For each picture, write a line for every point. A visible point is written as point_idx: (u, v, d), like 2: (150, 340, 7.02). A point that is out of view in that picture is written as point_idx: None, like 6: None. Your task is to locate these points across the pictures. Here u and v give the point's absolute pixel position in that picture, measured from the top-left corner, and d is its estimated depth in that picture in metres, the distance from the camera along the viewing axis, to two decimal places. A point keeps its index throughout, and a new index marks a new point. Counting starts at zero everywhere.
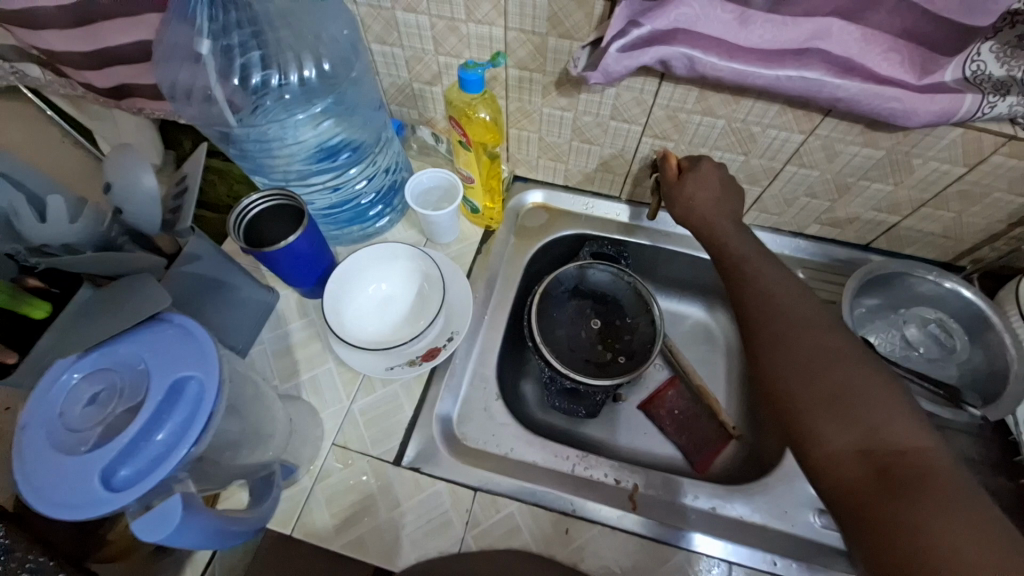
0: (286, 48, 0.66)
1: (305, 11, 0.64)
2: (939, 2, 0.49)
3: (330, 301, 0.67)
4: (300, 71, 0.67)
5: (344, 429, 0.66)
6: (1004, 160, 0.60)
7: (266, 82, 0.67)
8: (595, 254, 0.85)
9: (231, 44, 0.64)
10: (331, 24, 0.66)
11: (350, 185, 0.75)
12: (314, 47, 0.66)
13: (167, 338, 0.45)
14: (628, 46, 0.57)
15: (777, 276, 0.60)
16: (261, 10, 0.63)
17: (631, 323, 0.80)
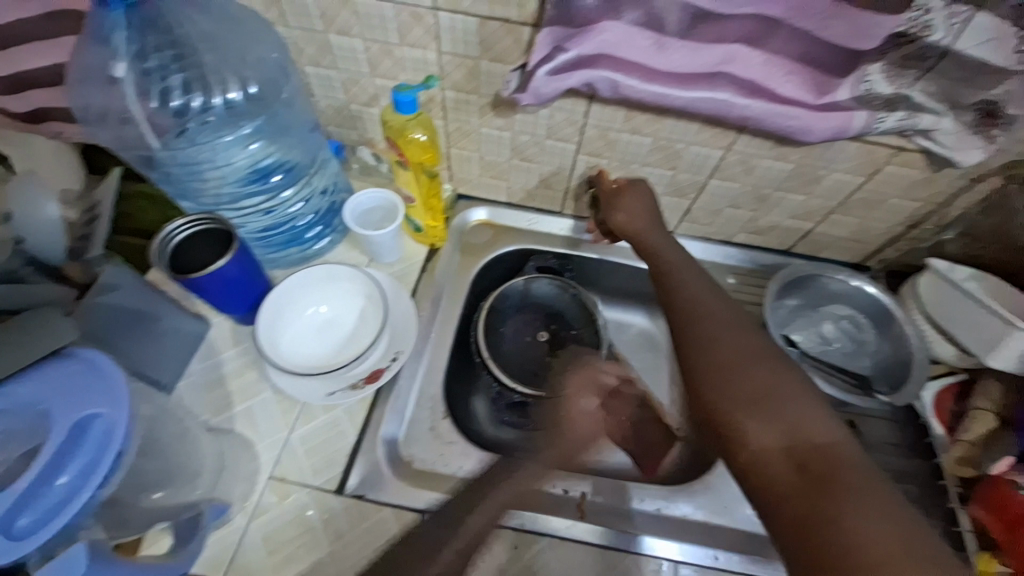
0: (209, 70, 0.64)
1: (231, 34, 0.64)
2: (827, 30, 0.55)
3: (264, 329, 0.65)
4: (225, 94, 0.66)
5: (282, 462, 0.63)
6: (892, 171, 0.68)
7: (188, 105, 0.65)
8: (540, 267, 0.89)
9: (149, 67, 0.62)
10: (258, 47, 0.65)
11: (284, 209, 0.72)
12: (239, 69, 0.65)
13: (70, 373, 0.43)
14: (556, 69, 0.60)
15: (701, 281, 0.63)
16: (181, 34, 0.61)
17: (577, 334, 0.83)
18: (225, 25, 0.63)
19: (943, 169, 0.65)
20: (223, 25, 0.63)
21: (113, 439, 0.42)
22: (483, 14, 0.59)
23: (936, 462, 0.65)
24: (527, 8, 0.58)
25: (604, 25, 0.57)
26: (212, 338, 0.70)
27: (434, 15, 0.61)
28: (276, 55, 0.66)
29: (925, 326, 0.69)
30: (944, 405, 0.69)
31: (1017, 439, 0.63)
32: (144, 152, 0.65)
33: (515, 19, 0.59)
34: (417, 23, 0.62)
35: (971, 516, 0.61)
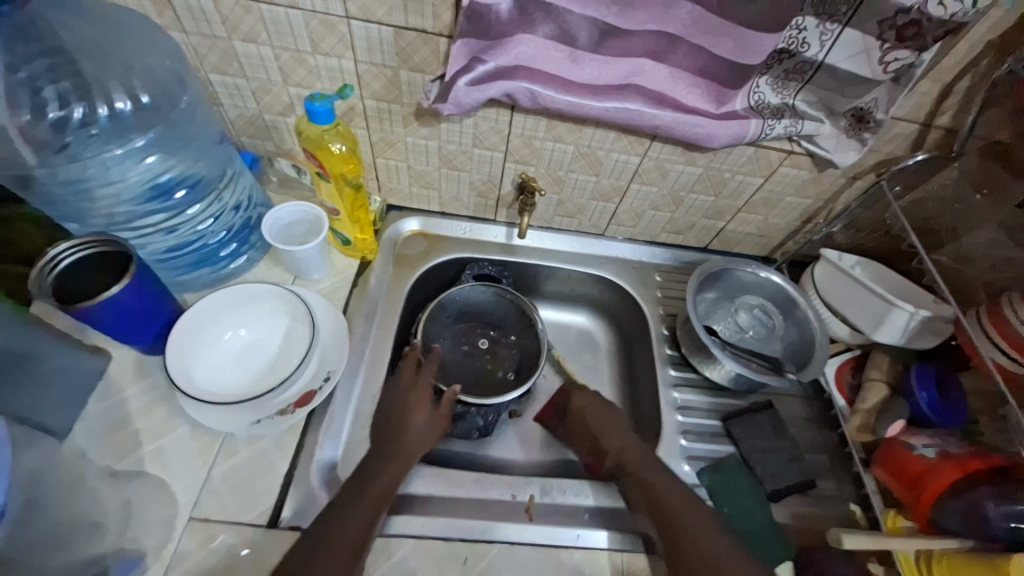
0: (92, 79, 0.59)
1: (115, 41, 0.60)
2: (718, 45, 0.60)
3: (174, 359, 0.59)
4: (110, 104, 0.60)
5: (203, 502, 0.58)
6: (785, 172, 0.75)
7: (68, 117, 0.58)
8: (477, 276, 0.87)
9: (20, 78, 0.55)
10: (148, 54, 0.61)
11: (190, 227, 0.67)
12: (127, 77, 0.60)
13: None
14: (474, 80, 0.61)
15: (659, 473, 0.65)
16: (61, 40, 0.57)
17: (513, 340, 0.84)
18: (105, 31, 0.59)
19: (827, 169, 0.73)
20: (106, 32, 0.59)
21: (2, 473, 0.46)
22: (397, 23, 0.59)
23: (841, 432, 0.74)
24: (441, 19, 0.58)
25: (521, 38, 0.59)
26: (113, 374, 0.63)
27: (346, 23, 0.59)
28: (169, 62, 0.62)
29: (824, 309, 0.77)
30: (845, 379, 0.77)
31: (906, 403, 0.69)
32: (18, 171, 0.57)
33: (431, 30, 0.60)
34: (330, 31, 0.60)
35: (875, 477, 0.68)
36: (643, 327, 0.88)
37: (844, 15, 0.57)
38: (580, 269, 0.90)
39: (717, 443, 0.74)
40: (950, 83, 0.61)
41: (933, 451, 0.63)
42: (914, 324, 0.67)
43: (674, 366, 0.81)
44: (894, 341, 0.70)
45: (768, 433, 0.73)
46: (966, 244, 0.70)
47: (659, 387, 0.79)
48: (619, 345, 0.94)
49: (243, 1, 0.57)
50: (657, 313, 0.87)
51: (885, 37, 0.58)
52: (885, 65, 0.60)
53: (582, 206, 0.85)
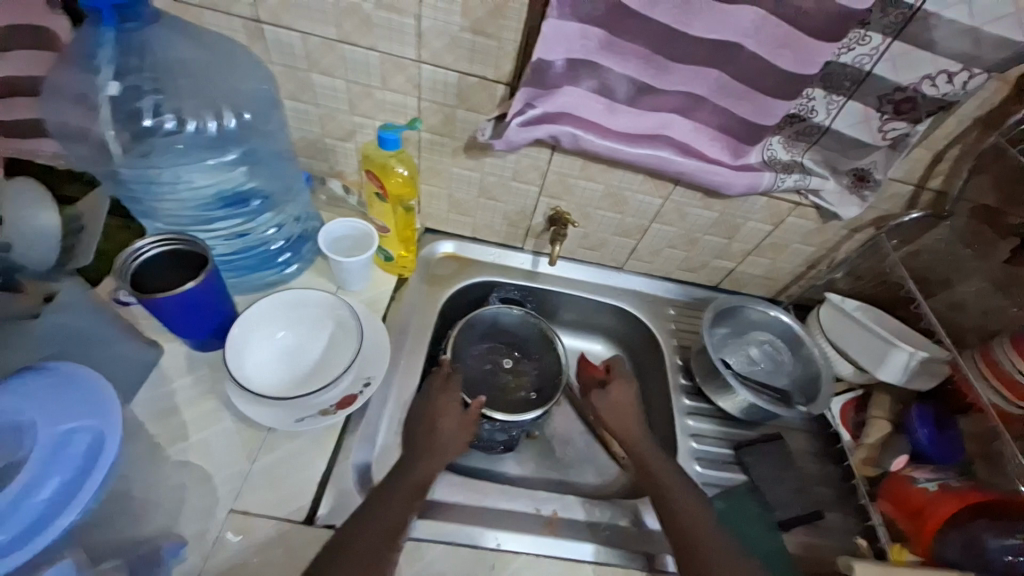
0: (204, 97, 0.66)
1: (223, 66, 0.67)
2: (739, 106, 0.68)
3: (231, 353, 0.64)
4: (217, 120, 0.67)
5: (243, 495, 0.60)
6: (793, 221, 0.83)
7: (177, 128, 0.66)
8: (504, 298, 0.94)
9: (141, 91, 0.63)
10: (250, 80, 0.68)
11: (260, 232, 0.73)
12: (232, 99, 0.68)
13: (49, 385, 0.46)
14: (525, 122, 0.69)
15: (671, 475, 0.68)
16: (176, 62, 0.64)
17: (537, 359, 0.88)
18: (214, 55, 0.66)
19: (831, 220, 0.81)
20: (216, 57, 0.66)
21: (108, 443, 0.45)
22: (462, 70, 0.67)
23: (847, 464, 0.78)
24: (501, 69, 0.67)
25: (565, 89, 0.67)
26: (164, 366, 0.67)
27: (417, 66, 0.68)
28: (265, 87, 0.69)
29: (829, 349, 0.82)
30: (848, 416, 0.81)
31: (906, 437, 0.74)
32: (120, 167, 0.64)
33: (491, 78, 0.68)
34: (400, 72, 0.69)
35: (879, 510, 0.72)
36: (657, 357, 0.93)
37: (848, 89, 0.67)
38: (598, 299, 0.96)
39: (729, 471, 0.78)
40: (941, 151, 0.70)
41: (934, 485, 0.69)
42: (912, 364, 0.73)
43: (688, 396, 0.86)
44: (894, 380, 0.75)
45: (777, 462, 0.77)
46: (958, 292, 0.77)
47: (673, 415, 0.83)
48: (632, 373, 0.98)
49: (329, 41, 0.66)
50: (671, 344, 0.92)
51: (884, 109, 0.67)
52: (884, 133, 0.69)
53: (605, 240, 0.92)
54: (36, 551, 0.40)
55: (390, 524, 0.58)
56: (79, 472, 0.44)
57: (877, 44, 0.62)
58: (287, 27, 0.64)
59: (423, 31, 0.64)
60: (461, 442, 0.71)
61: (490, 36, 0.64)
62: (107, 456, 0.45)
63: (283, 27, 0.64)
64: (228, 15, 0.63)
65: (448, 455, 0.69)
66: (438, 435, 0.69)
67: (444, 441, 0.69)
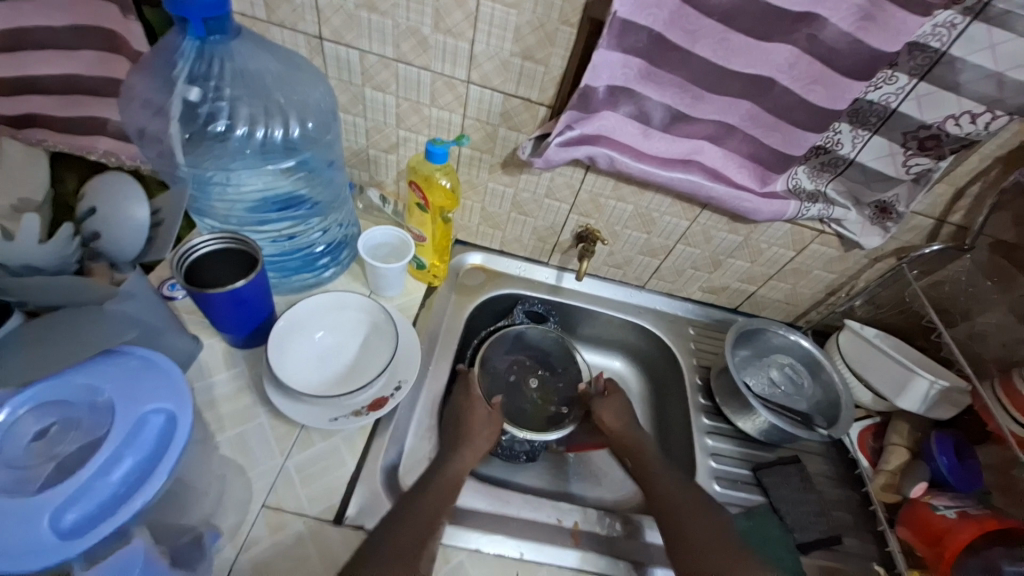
0: (273, 105, 0.70)
1: (294, 78, 0.70)
2: (769, 137, 0.71)
3: (272, 348, 0.66)
4: (283, 127, 0.71)
5: (277, 490, 0.62)
6: (815, 248, 0.86)
7: (246, 134, 0.70)
8: (528, 312, 0.95)
9: (217, 96, 0.68)
10: (316, 93, 0.71)
11: (307, 235, 0.76)
12: (300, 109, 0.71)
13: (129, 367, 0.48)
14: (563, 142, 0.72)
15: (660, 467, 0.73)
16: (251, 71, 0.67)
17: (563, 373, 0.91)
18: (287, 67, 0.69)
19: (853, 249, 0.84)
20: (289, 69, 0.69)
21: (180, 424, 0.47)
22: (508, 91, 0.71)
23: (865, 490, 0.78)
24: (546, 92, 0.71)
25: (603, 114, 0.71)
26: (203, 360, 0.70)
27: (466, 86, 0.72)
28: (328, 100, 0.72)
29: (848, 374, 0.84)
30: (866, 442, 0.83)
31: (927, 466, 0.75)
32: (193, 166, 0.69)
33: (534, 100, 0.72)
34: (449, 90, 0.72)
35: (898, 537, 0.72)
36: (677, 376, 0.94)
37: (874, 124, 0.70)
38: (620, 315, 0.99)
39: (747, 491, 0.79)
40: (962, 187, 0.73)
41: (954, 512, 0.69)
42: (931, 394, 0.75)
43: (707, 415, 0.87)
44: (914, 408, 0.76)
45: (795, 485, 0.78)
46: (979, 324, 0.78)
47: (692, 433, 0.85)
48: (651, 391, 1.00)
49: (386, 59, 0.70)
50: (692, 363, 0.94)
51: (909, 145, 0.70)
52: (908, 167, 0.72)
53: (630, 259, 0.94)
54: (113, 528, 0.41)
55: (422, 522, 0.59)
56: (154, 452, 0.45)
57: (903, 83, 0.66)
58: (347, 44, 0.69)
59: (475, 54, 0.68)
60: (483, 447, 0.72)
61: (538, 62, 0.68)
62: (179, 438, 0.46)
63: (343, 45, 0.69)
64: (294, 32, 0.68)
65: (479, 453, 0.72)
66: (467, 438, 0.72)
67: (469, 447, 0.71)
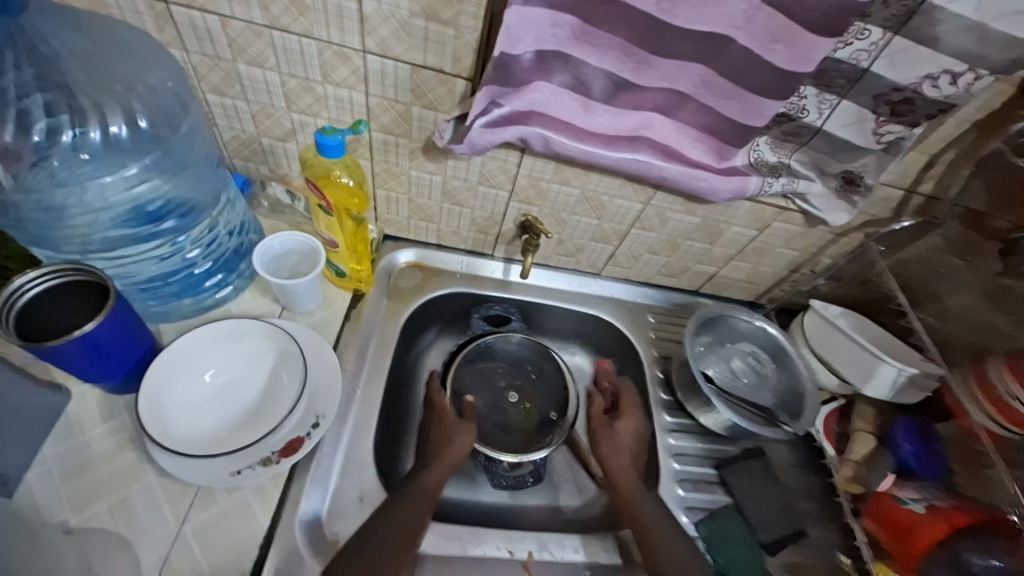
0: (89, 96, 0.54)
1: (113, 58, 0.55)
2: (727, 106, 0.62)
3: (145, 399, 0.55)
4: (105, 126, 0.55)
5: (171, 564, 0.53)
6: (778, 226, 0.78)
7: (55, 137, 0.53)
8: (485, 317, 0.87)
9: (2, 87, 0.50)
10: (146, 73, 0.56)
11: (179, 254, 0.62)
12: (124, 99, 0.55)
13: None
14: (489, 123, 0.60)
15: (654, 512, 0.66)
16: (48, 51, 0.51)
17: (538, 378, 0.85)
18: (101, 43, 0.54)
19: (817, 226, 0.77)
20: (104, 45, 0.54)
21: None
22: (416, 61, 0.58)
23: (831, 480, 0.74)
24: (461, 61, 0.58)
25: (535, 86, 0.59)
26: (72, 414, 0.58)
27: (362, 57, 0.58)
28: (172, 83, 0.58)
29: (813, 360, 0.79)
30: (831, 428, 0.79)
31: (891, 454, 0.73)
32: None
33: (449, 71, 0.59)
34: (343, 62, 0.59)
35: (863, 527, 0.69)
36: (637, 369, 0.88)
37: (842, 87, 0.61)
38: (575, 307, 0.90)
39: (711, 493, 0.74)
40: (935, 155, 0.67)
41: (922, 506, 0.66)
42: (900, 381, 0.70)
43: (669, 412, 0.81)
44: (882, 396, 0.72)
45: (759, 477, 0.74)
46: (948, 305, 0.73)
47: (654, 432, 0.79)
48: (610, 384, 0.93)
49: (255, 25, 0.55)
50: (651, 354, 0.87)
51: (880, 110, 0.62)
52: (878, 135, 0.64)
53: (581, 246, 0.85)
54: None
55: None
56: None
57: (875, 38, 0.57)
58: (202, 9, 0.54)
59: (367, 16, 0.54)
60: (433, 491, 0.65)
61: (446, 23, 0.55)
62: None
63: (195, 9, 0.54)
64: None
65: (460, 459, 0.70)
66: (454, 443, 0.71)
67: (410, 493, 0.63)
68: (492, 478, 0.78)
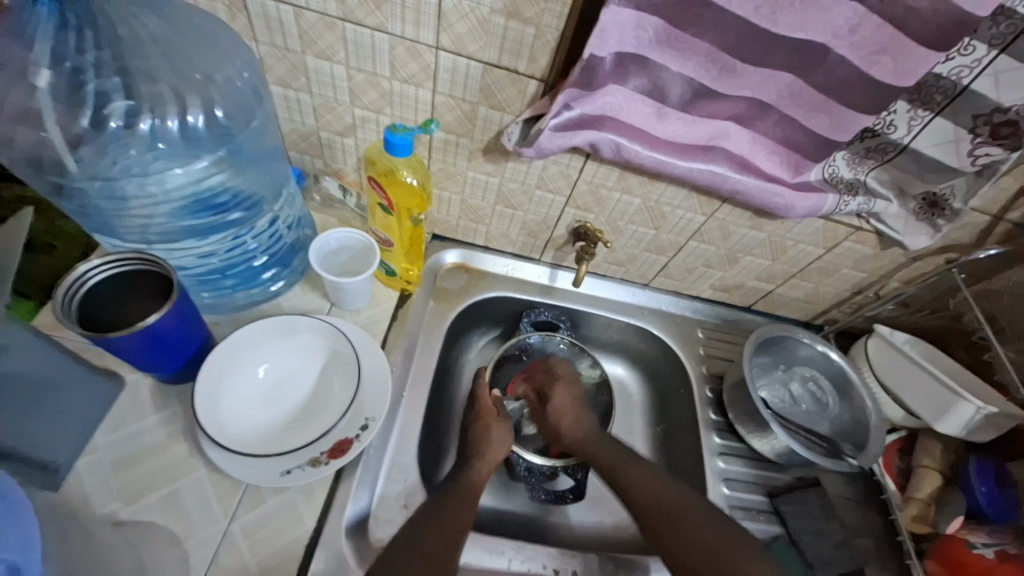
0: (166, 84, 0.53)
1: (192, 47, 0.54)
2: (813, 119, 0.58)
3: (203, 390, 0.54)
4: (182, 117, 0.54)
5: (219, 564, 0.52)
6: (848, 246, 0.74)
7: (133, 127, 0.52)
8: (535, 323, 0.84)
9: (81, 66, 0.50)
10: (225, 64, 0.56)
11: (241, 248, 0.61)
12: (203, 89, 0.54)
13: None
14: (560, 125, 0.58)
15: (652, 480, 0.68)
16: (127, 35, 0.51)
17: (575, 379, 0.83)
18: (180, 30, 0.54)
19: (891, 248, 0.73)
20: (184, 32, 0.54)
21: None
22: (489, 60, 0.56)
23: (892, 518, 0.71)
24: (536, 62, 0.56)
25: (609, 89, 0.57)
26: (125, 402, 0.58)
27: (434, 53, 0.56)
28: (247, 75, 0.57)
29: (878, 389, 0.75)
30: (892, 462, 0.75)
31: (964, 497, 0.68)
32: (59, 178, 0.51)
33: (522, 71, 0.57)
34: (414, 58, 0.57)
35: (925, 569, 0.66)
36: (684, 386, 0.84)
37: (939, 104, 0.57)
38: (621, 318, 0.88)
39: (763, 522, 0.72)
40: None
41: (992, 551, 0.62)
42: (976, 419, 0.66)
43: (719, 433, 0.78)
44: (953, 433, 0.68)
45: (817, 512, 0.71)
46: None
47: (703, 454, 0.76)
48: (653, 400, 0.89)
49: (328, 18, 0.54)
50: (700, 372, 0.84)
51: (978, 131, 0.58)
52: (974, 157, 0.60)
53: (634, 256, 0.82)
54: None
55: None
56: None
57: (980, 55, 0.53)
58: None
59: (444, 11, 0.52)
60: (474, 501, 0.63)
61: (526, 21, 0.52)
62: None
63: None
64: None
65: (497, 463, 0.70)
66: (490, 441, 0.70)
67: (455, 501, 0.62)
68: (530, 491, 0.74)
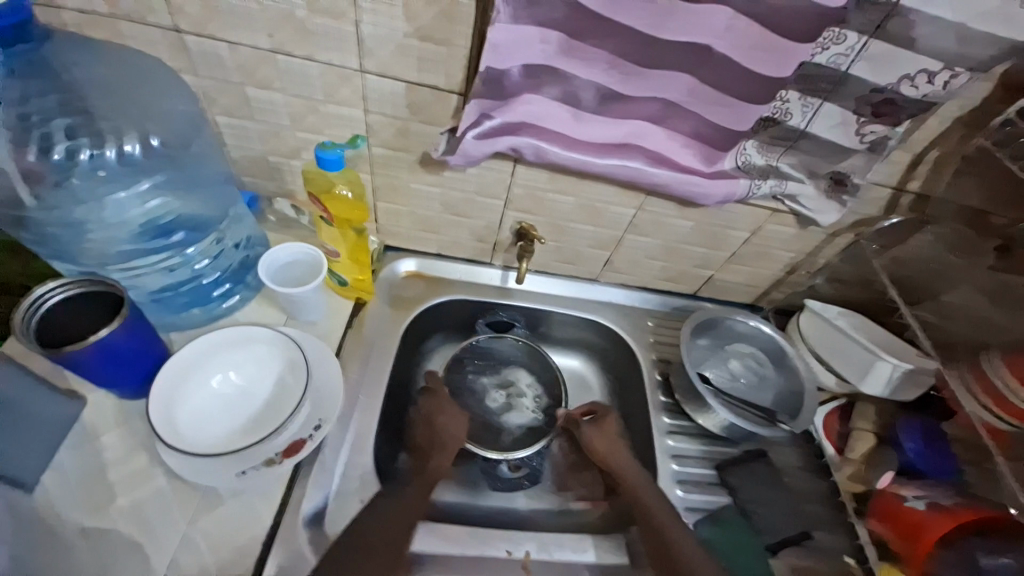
0: (103, 119, 0.59)
1: (133, 85, 0.60)
2: (712, 112, 0.63)
3: (158, 400, 0.58)
4: (120, 147, 0.60)
5: (179, 564, 0.54)
6: (773, 228, 0.79)
7: (73, 157, 0.58)
8: (491, 323, 0.90)
9: (29, 112, 0.55)
10: (162, 99, 0.62)
11: (189, 267, 0.66)
12: (141, 122, 0.61)
13: None
14: (481, 134, 0.63)
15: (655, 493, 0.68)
16: (71, 79, 0.57)
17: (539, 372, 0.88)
18: (122, 72, 0.60)
19: (811, 227, 0.78)
20: (122, 74, 0.60)
21: None
22: (412, 80, 0.62)
23: (834, 481, 0.75)
24: (455, 78, 0.61)
25: (527, 98, 0.62)
26: (87, 420, 0.61)
27: (361, 76, 0.61)
28: (184, 108, 0.64)
29: (813, 360, 0.79)
30: (833, 428, 0.78)
31: (895, 454, 0.72)
32: (15, 211, 0.56)
33: (443, 87, 0.62)
34: (344, 82, 0.62)
35: (870, 529, 0.69)
36: (636, 372, 0.88)
37: (826, 90, 0.63)
38: (573, 313, 0.92)
39: (715, 495, 0.74)
40: (920, 153, 0.68)
41: (923, 502, 0.66)
42: (895, 376, 0.71)
43: (669, 414, 0.82)
44: (878, 392, 0.73)
45: (763, 484, 0.75)
46: (945, 301, 0.74)
47: (653, 434, 0.80)
48: (611, 389, 0.93)
49: (261, 51, 0.59)
50: (650, 358, 0.88)
51: (863, 111, 0.64)
52: (862, 136, 0.66)
53: (580, 253, 0.87)
54: None
55: None
56: None
57: (852, 42, 0.58)
58: (211, 36, 0.58)
59: (365, 39, 0.58)
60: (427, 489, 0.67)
61: (439, 43, 0.58)
62: None
63: (206, 37, 0.58)
64: (144, 25, 0.56)
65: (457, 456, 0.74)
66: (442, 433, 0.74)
67: (409, 491, 0.65)
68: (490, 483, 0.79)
